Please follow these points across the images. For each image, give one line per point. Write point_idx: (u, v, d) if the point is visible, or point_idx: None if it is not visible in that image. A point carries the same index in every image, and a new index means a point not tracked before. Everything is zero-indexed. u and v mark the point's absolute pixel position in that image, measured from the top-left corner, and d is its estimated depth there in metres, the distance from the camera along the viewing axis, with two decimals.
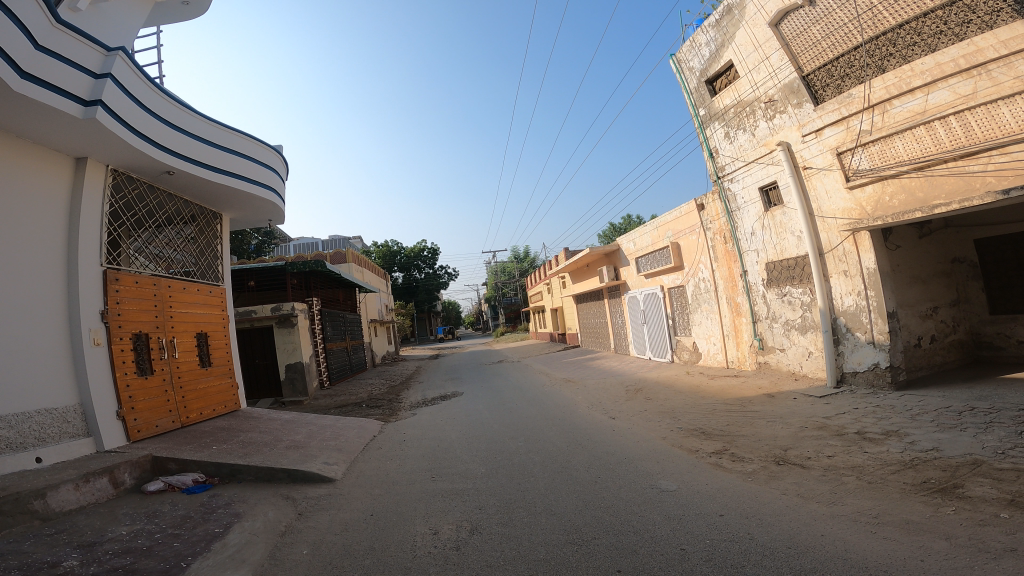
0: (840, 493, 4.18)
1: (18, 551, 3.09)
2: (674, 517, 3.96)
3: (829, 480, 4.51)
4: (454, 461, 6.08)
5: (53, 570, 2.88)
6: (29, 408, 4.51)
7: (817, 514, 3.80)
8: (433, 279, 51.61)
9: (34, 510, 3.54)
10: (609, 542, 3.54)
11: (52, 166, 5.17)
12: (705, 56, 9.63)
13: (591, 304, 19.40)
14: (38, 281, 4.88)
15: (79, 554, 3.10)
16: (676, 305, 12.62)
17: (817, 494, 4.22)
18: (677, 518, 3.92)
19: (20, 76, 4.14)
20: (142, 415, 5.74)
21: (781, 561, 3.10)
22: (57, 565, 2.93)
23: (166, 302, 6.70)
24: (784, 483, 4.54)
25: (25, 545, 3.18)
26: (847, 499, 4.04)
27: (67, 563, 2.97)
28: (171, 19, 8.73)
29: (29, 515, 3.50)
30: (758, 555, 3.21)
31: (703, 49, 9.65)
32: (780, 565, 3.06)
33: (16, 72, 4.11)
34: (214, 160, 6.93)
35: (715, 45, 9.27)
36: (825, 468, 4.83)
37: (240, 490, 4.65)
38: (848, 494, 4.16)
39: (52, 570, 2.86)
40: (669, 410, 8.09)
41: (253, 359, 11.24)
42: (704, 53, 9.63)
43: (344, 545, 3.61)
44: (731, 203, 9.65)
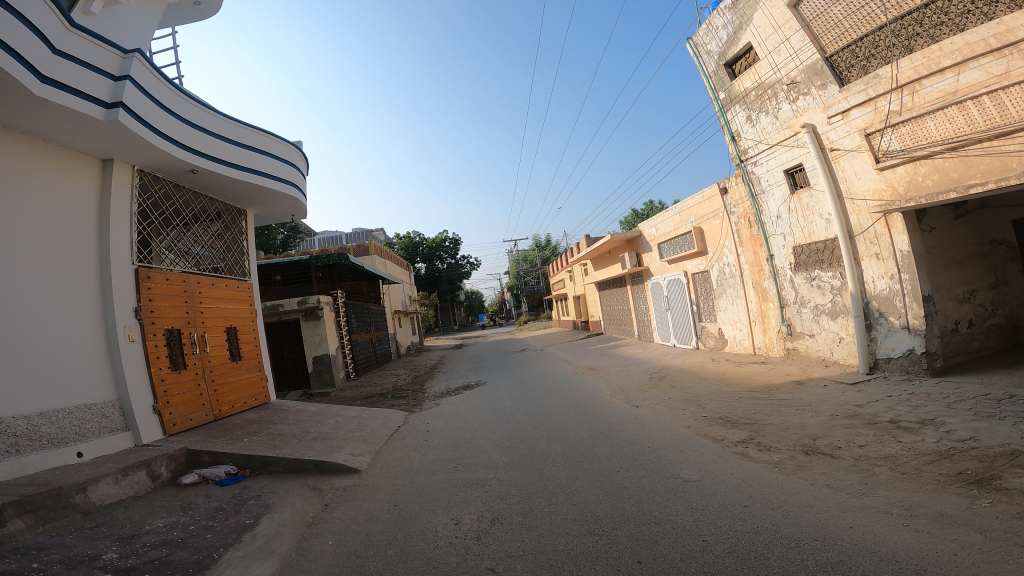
0: (871, 484, 4.09)
1: (61, 544, 3.26)
2: (698, 507, 3.95)
3: (859, 470, 4.42)
4: (476, 451, 6.18)
5: (93, 562, 3.03)
6: (69, 404, 4.73)
7: (846, 506, 3.73)
8: (456, 269, 51.97)
9: (76, 504, 3.72)
10: (630, 533, 3.56)
11: (79, 171, 5.37)
12: (722, 40, 9.34)
13: (613, 290, 19.22)
14: (72, 281, 5.10)
15: (118, 547, 3.26)
16: (700, 291, 12.40)
17: (847, 485, 4.13)
18: (700, 509, 3.90)
19: (39, 80, 4.25)
20: (177, 409, 5.98)
21: (806, 554, 3.07)
22: (97, 558, 3.08)
23: (196, 298, 6.93)
24: (812, 473, 4.47)
25: (70, 538, 3.36)
26: (878, 490, 3.95)
27: (105, 556, 3.12)
28: (188, 20, 8.96)
29: (71, 509, 3.67)
30: (783, 547, 3.18)
31: (720, 32, 9.37)
32: (807, 558, 3.02)
33: (36, 77, 4.25)
34: (235, 158, 7.10)
35: (732, 28, 8.99)
36: (856, 458, 4.74)
37: (270, 481, 4.83)
38: (879, 485, 4.07)
39: (92, 563, 3.01)
40: (694, 398, 8.02)
41: (282, 352, 11.52)
42: (722, 36, 9.34)
43: (368, 535, 3.72)
44: (755, 186, 9.39)
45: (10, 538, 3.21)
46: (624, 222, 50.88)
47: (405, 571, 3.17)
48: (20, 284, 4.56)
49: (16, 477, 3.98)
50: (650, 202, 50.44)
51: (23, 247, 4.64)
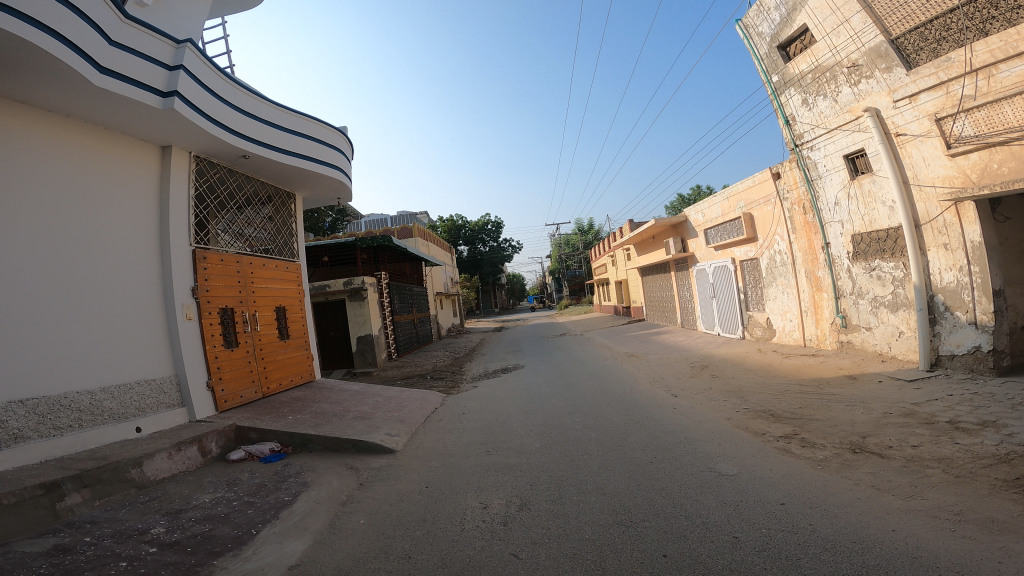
0: (921, 486, 3.88)
1: (115, 518, 3.56)
2: (731, 503, 3.88)
3: (910, 471, 4.20)
4: (510, 435, 6.28)
5: (142, 536, 3.31)
6: (131, 380, 5.15)
7: (890, 508, 3.57)
8: (499, 252, 52.25)
9: (131, 478, 4.06)
10: (657, 526, 3.55)
11: (140, 159, 5.72)
12: (774, 21, 8.82)
13: (657, 276, 18.79)
14: (136, 262, 5.49)
15: (166, 521, 3.55)
16: (749, 279, 11.92)
17: (895, 486, 3.94)
18: (734, 505, 3.83)
19: (99, 72, 4.49)
20: (229, 385, 6.39)
21: (841, 556, 2.97)
22: (145, 532, 3.36)
23: (248, 279, 7.32)
24: (858, 473, 4.29)
25: (123, 512, 3.67)
26: (927, 494, 3.74)
27: (154, 530, 3.40)
28: (235, 9, 9.28)
29: (127, 483, 4.00)
30: (816, 548, 3.09)
31: (771, 13, 8.86)
32: (840, 561, 2.93)
33: (99, 70, 4.53)
34: (285, 144, 7.36)
35: (786, 9, 8.51)
36: (907, 458, 4.49)
37: (310, 459, 5.11)
38: (930, 488, 3.85)
39: (141, 537, 3.29)
40: (737, 389, 7.81)
41: (329, 332, 11.99)
42: (774, 18, 8.83)
43: (397, 515, 3.89)
44: (811, 172, 8.86)
45: (69, 512, 3.55)
46: (671, 206, 49.52)
47: (430, 551, 3.29)
48: (89, 261, 4.93)
49: (78, 451, 4.38)
50: (697, 187, 49.00)
51: (90, 228, 5.01)
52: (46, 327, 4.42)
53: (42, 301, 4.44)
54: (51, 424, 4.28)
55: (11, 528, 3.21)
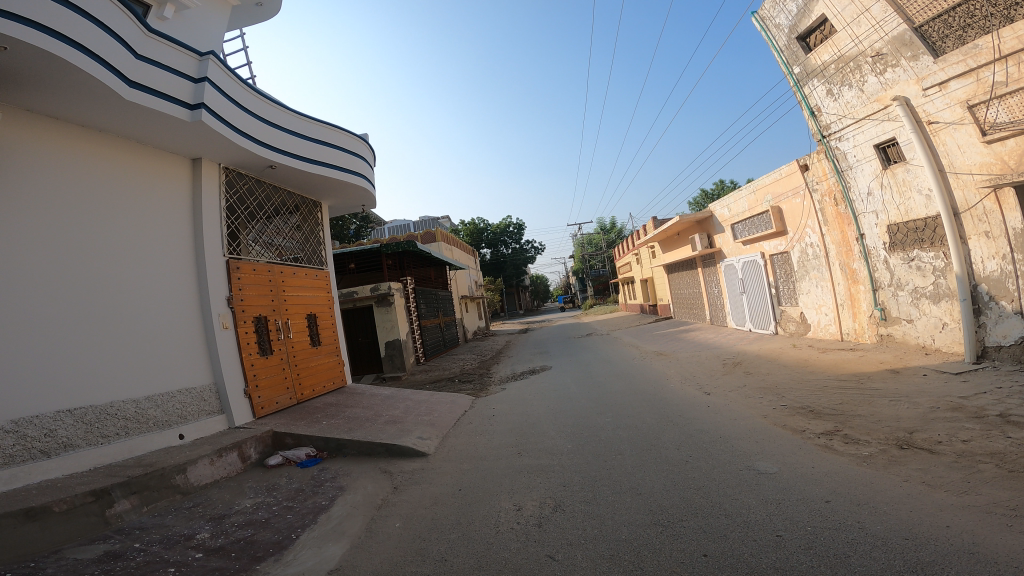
0: (974, 482, 3.72)
1: (162, 524, 3.67)
2: (772, 500, 3.79)
3: (961, 467, 4.03)
4: (541, 436, 6.26)
5: (189, 541, 3.41)
6: (172, 388, 5.32)
7: (941, 504, 3.43)
8: (521, 255, 52.26)
9: (176, 485, 4.18)
10: (696, 525, 3.49)
11: (173, 174, 5.93)
12: (792, 12, 8.76)
13: (683, 273, 18.51)
14: (174, 273, 5.69)
15: (210, 527, 3.65)
16: (779, 273, 11.64)
17: (946, 482, 3.79)
18: (776, 503, 3.74)
19: (128, 86, 4.66)
20: (265, 392, 6.55)
21: (894, 553, 2.87)
22: (192, 537, 3.46)
23: (280, 287, 7.50)
24: (906, 469, 4.13)
25: (170, 518, 3.78)
26: (980, 489, 3.59)
27: (199, 535, 3.49)
28: (251, 22, 9.55)
29: (172, 489, 4.13)
30: (866, 545, 2.99)
31: (789, 4, 8.80)
32: (892, 557, 2.83)
33: (129, 85, 4.69)
34: (309, 153, 7.52)
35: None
36: (959, 454, 4.31)
37: (344, 463, 5.20)
38: (984, 483, 3.69)
39: (188, 542, 3.39)
40: (772, 386, 7.63)
41: (357, 338, 12.17)
42: (791, 9, 8.77)
43: (432, 518, 3.92)
44: (840, 163, 8.63)
45: (118, 519, 3.65)
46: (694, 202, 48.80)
47: (466, 554, 3.30)
48: (126, 270, 5.09)
49: (125, 458, 4.54)
50: (720, 183, 48.21)
51: (126, 237, 5.17)
52: (87, 333, 4.56)
53: (83, 308, 4.58)
54: (99, 432, 4.44)
55: (66, 535, 3.33)
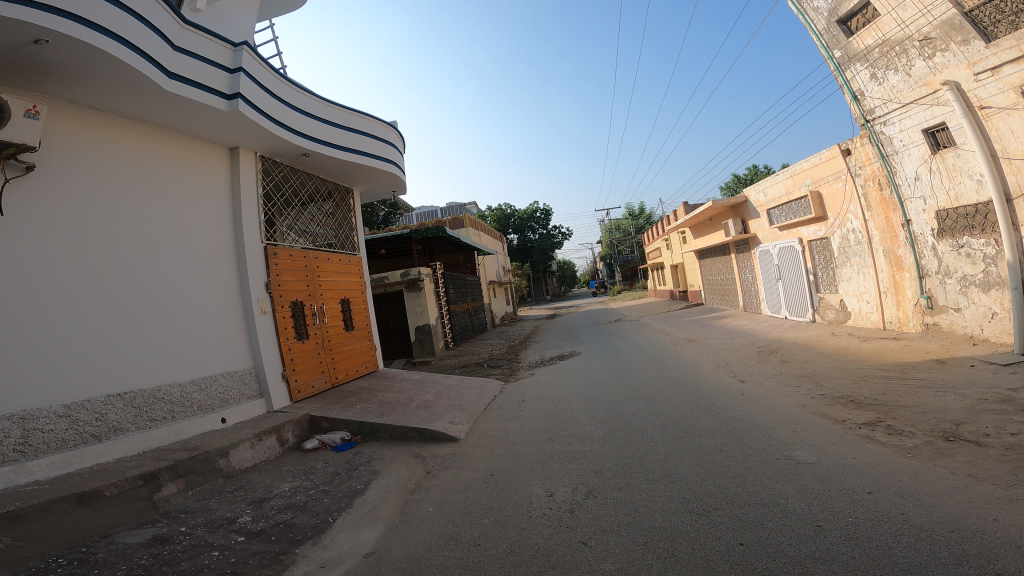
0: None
1: (206, 508, 3.85)
2: (812, 491, 3.73)
3: (1012, 460, 3.88)
4: (571, 422, 6.29)
5: (232, 524, 3.57)
6: (214, 372, 5.54)
7: (990, 497, 3.32)
8: (548, 239, 51.98)
9: (219, 468, 4.37)
10: (732, 513, 3.47)
11: (212, 163, 6.09)
12: None
13: (715, 258, 18.12)
14: (215, 260, 5.88)
15: (251, 510, 3.81)
16: (818, 259, 11.27)
17: (994, 475, 3.66)
18: (815, 493, 3.68)
19: (168, 77, 4.78)
20: (301, 376, 6.75)
21: (939, 546, 2.80)
22: (234, 521, 3.62)
23: (315, 272, 7.67)
24: (953, 462, 4.00)
25: (213, 502, 3.96)
26: None
27: (241, 519, 3.65)
28: (280, 10, 9.60)
29: (216, 472, 4.33)
30: (910, 537, 2.93)
31: None
32: (938, 550, 2.76)
33: (168, 76, 4.80)
34: (341, 141, 7.60)
35: None
36: (1008, 446, 4.15)
37: (378, 448, 5.35)
38: None
39: (231, 525, 3.55)
40: (810, 375, 7.45)
41: (388, 323, 12.37)
42: None
43: (465, 503, 4.01)
44: (885, 147, 8.25)
45: (165, 502, 3.83)
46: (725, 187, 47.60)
47: (498, 539, 3.37)
48: (167, 258, 5.25)
49: (172, 441, 4.76)
50: (754, 168, 46.96)
51: (167, 226, 5.32)
52: (133, 320, 4.75)
53: (128, 296, 4.76)
54: (147, 415, 4.66)
55: (115, 519, 3.48)
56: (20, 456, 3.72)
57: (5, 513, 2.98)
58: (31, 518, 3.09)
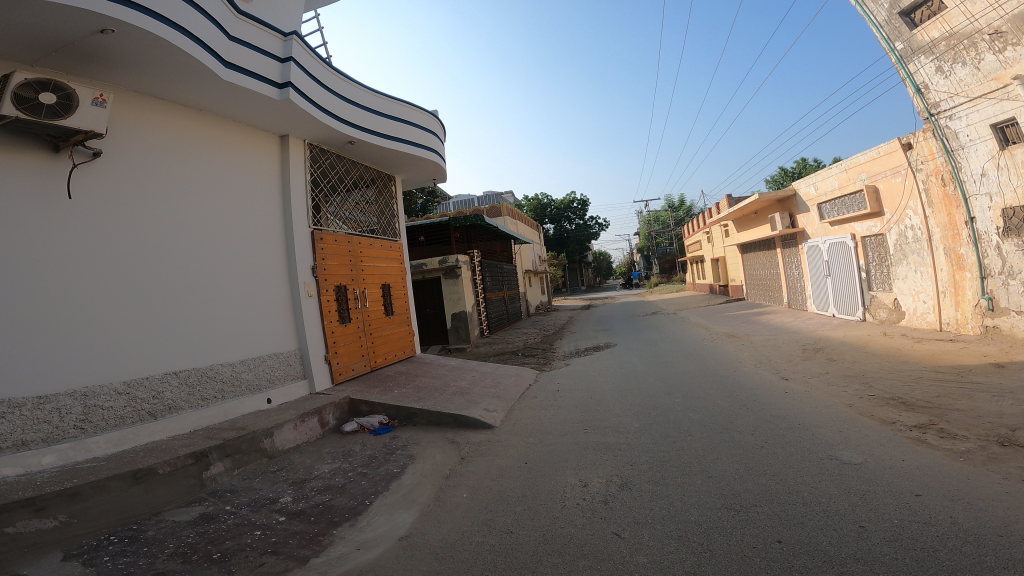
0: None
1: (250, 487, 4.09)
2: (856, 492, 3.64)
3: None
4: (606, 414, 6.31)
5: (274, 504, 3.79)
6: (262, 354, 5.83)
7: None
8: (586, 228, 51.47)
9: (264, 448, 4.63)
10: (770, 511, 3.44)
11: (263, 152, 6.33)
12: None
13: (759, 252, 17.56)
14: (266, 247, 6.15)
15: (293, 491, 4.03)
16: (872, 256, 10.76)
17: None
18: (859, 494, 3.59)
19: (225, 67, 4.97)
20: (343, 359, 7.02)
21: (986, 550, 2.71)
22: (276, 501, 3.84)
23: (358, 257, 7.90)
24: (1008, 467, 3.82)
25: (257, 482, 4.20)
26: None
27: (282, 500, 3.86)
28: (325, 1, 9.78)
29: (261, 452, 4.59)
30: (957, 541, 2.84)
31: None
32: (984, 553, 2.68)
33: (224, 65, 4.99)
34: (385, 129, 7.75)
35: None
36: None
37: (414, 432, 5.52)
38: None
39: (274, 505, 3.77)
40: (858, 375, 7.19)
41: (426, 309, 12.62)
42: None
43: (498, 490, 4.12)
44: (949, 143, 7.77)
45: (213, 481, 4.09)
46: (773, 178, 45.83)
47: (531, 527, 3.45)
48: (221, 239, 5.54)
49: (222, 420, 5.05)
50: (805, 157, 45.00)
51: (221, 208, 5.59)
52: (189, 297, 5.05)
53: (185, 275, 5.06)
54: (200, 394, 4.96)
55: (165, 497, 3.72)
56: (81, 432, 3.97)
57: (62, 490, 3.19)
58: (88, 494, 3.30)
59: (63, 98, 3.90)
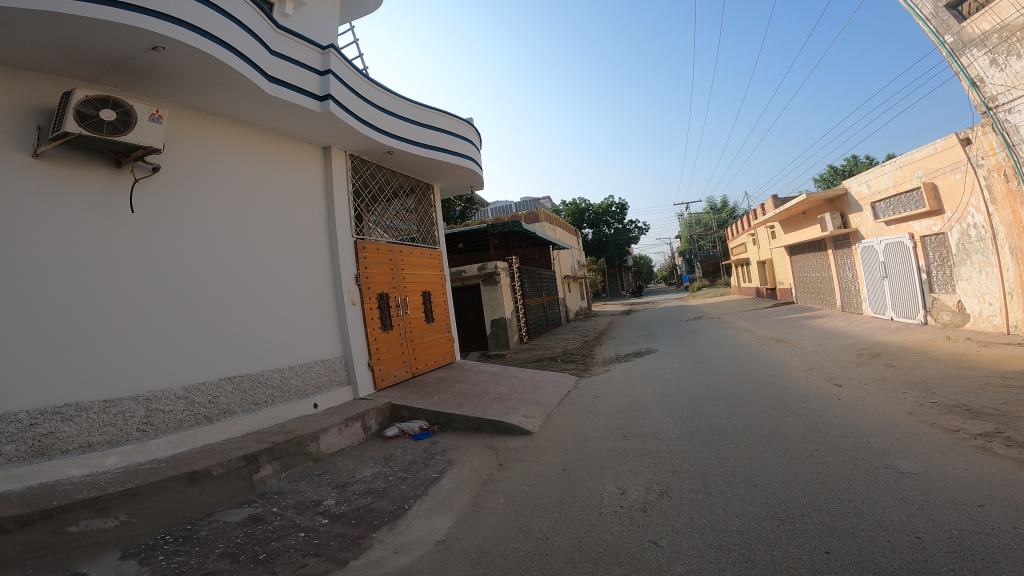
0: None
1: (296, 490, 4.29)
2: (913, 502, 3.45)
3: None
4: (647, 421, 6.22)
5: (318, 506, 3.96)
6: (310, 360, 6.10)
7: None
8: (625, 233, 50.89)
9: (310, 452, 4.85)
10: (818, 521, 3.31)
11: (309, 166, 6.64)
12: None
13: (809, 254, 16.85)
14: (312, 256, 6.44)
15: (336, 494, 4.19)
16: (932, 256, 10.14)
17: None
18: (917, 504, 3.40)
19: (268, 81, 5.24)
20: (385, 365, 7.23)
21: None
22: (320, 504, 4.01)
23: (399, 265, 8.13)
24: None
25: (302, 484, 4.40)
26: None
27: (325, 502, 4.03)
28: (359, 14, 10.13)
29: (306, 456, 4.80)
30: (1021, 552, 2.67)
31: None
32: None
33: (268, 79, 5.26)
34: (422, 138, 7.96)
35: None
36: None
37: (454, 438, 5.63)
38: None
39: (317, 507, 3.94)
40: (918, 381, 6.79)
41: (465, 316, 12.78)
42: None
43: (535, 496, 4.15)
44: (1009, 137, 7.26)
45: (262, 483, 4.31)
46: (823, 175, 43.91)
47: (567, 534, 3.46)
48: (271, 248, 5.85)
49: (272, 424, 5.30)
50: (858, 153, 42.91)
51: (271, 219, 5.92)
52: (242, 304, 5.37)
53: (238, 284, 5.37)
54: (252, 399, 5.24)
55: (217, 498, 3.95)
56: (142, 435, 4.27)
57: (125, 490, 3.45)
58: (147, 495, 3.54)
59: (122, 114, 4.21)
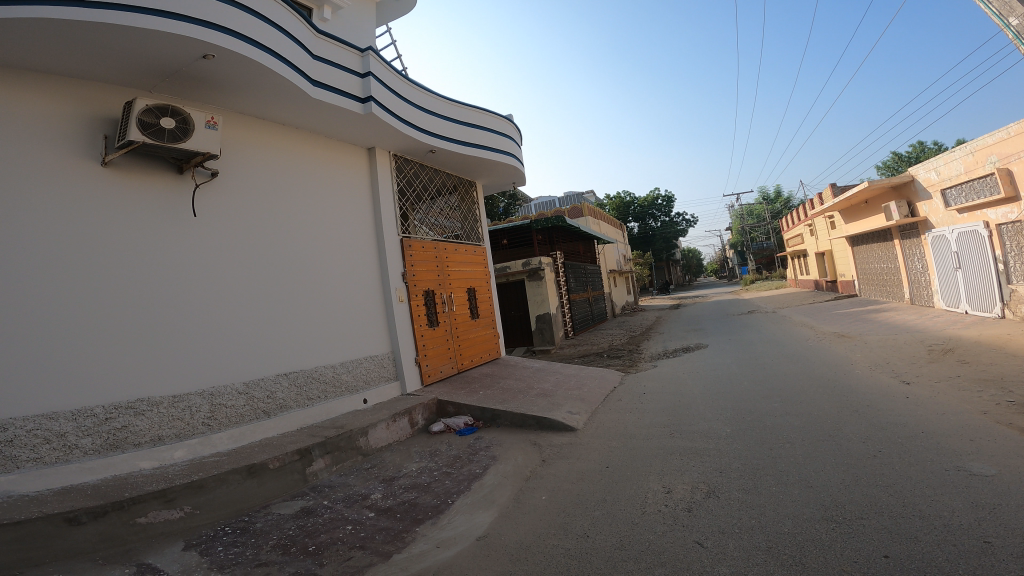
0: None
1: (346, 483, 4.50)
2: (984, 506, 3.24)
3: None
4: (695, 418, 6.09)
5: (366, 500, 4.14)
6: (360, 356, 6.35)
7: None
8: (672, 226, 49.74)
9: (360, 446, 5.07)
10: (877, 524, 3.16)
11: (356, 170, 6.89)
12: None
13: (873, 244, 15.88)
14: (361, 256, 6.68)
15: (383, 488, 4.37)
16: (1010, 245, 9.31)
17: None
18: (988, 508, 3.19)
19: (313, 85, 5.46)
20: (432, 361, 7.42)
21: None
22: (367, 497, 4.19)
23: (444, 262, 8.30)
24: None
25: (352, 478, 4.62)
26: None
27: (372, 496, 4.21)
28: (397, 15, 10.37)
29: (356, 450, 5.02)
30: None
31: None
32: None
33: (312, 83, 5.48)
34: (463, 136, 8.07)
35: None
36: None
37: (498, 433, 5.73)
38: None
39: (365, 501, 4.13)
40: (996, 378, 6.30)
41: (510, 312, 12.88)
42: None
43: (577, 493, 4.18)
44: None
45: (314, 476, 4.55)
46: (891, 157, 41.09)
47: (608, 532, 3.47)
48: (322, 249, 6.12)
49: (325, 419, 5.57)
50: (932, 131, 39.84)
51: (321, 221, 6.19)
52: (296, 303, 5.65)
53: (292, 284, 5.66)
54: (306, 395, 5.52)
55: (274, 490, 4.21)
56: (207, 428, 4.59)
57: (190, 483, 3.74)
58: (210, 487, 3.84)
59: (180, 123, 4.50)
